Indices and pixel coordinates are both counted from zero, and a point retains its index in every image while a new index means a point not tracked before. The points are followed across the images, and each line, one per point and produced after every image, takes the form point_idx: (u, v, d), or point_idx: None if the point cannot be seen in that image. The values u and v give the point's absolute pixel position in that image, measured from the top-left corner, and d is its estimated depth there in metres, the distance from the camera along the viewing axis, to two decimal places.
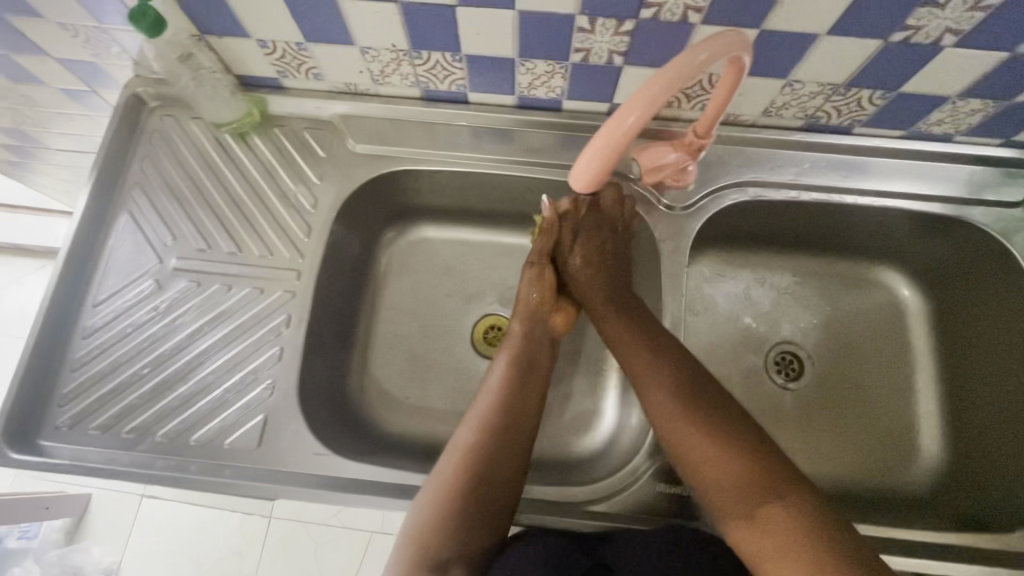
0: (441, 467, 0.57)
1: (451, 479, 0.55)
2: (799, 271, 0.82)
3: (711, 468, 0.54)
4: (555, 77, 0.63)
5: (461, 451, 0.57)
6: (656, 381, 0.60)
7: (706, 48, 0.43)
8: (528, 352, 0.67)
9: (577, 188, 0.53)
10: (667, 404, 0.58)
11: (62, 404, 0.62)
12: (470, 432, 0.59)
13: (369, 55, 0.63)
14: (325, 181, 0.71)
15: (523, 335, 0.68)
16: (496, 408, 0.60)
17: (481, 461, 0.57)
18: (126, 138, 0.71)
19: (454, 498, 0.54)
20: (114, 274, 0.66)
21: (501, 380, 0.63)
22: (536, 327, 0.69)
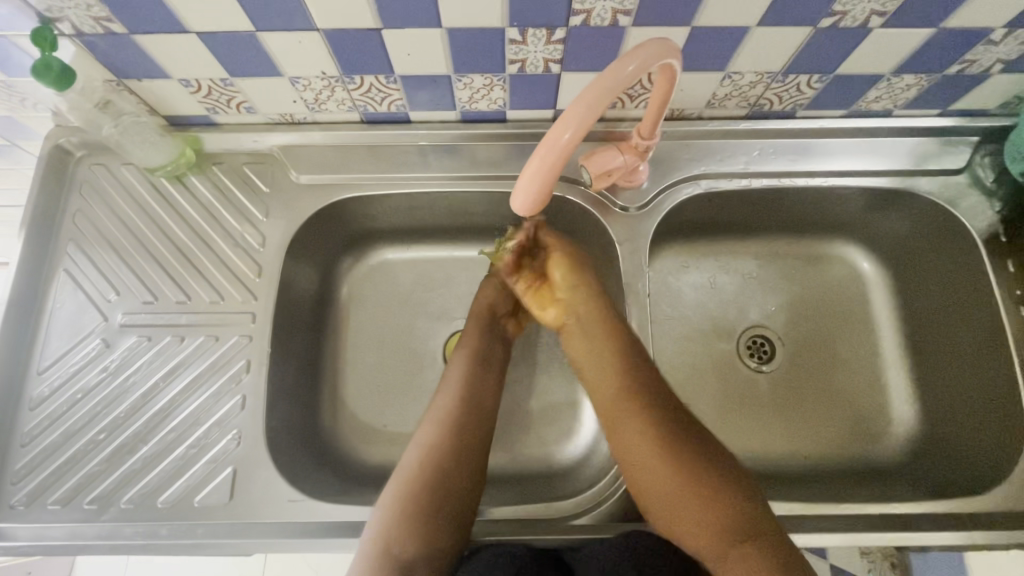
0: (404, 463, 0.56)
1: (412, 473, 0.55)
2: (760, 254, 0.83)
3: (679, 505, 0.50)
4: (494, 89, 0.62)
5: (425, 446, 0.57)
6: (632, 411, 0.56)
7: (635, 59, 0.43)
8: (484, 350, 0.67)
9: (520, 206, 0.50)
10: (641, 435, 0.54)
11: (14, 482, 0.58)
12: (433, 427, 0.59)
13: (300, 85, 0.61)
14: (271, 217, 0.68)
15: (478, 335, 0.68)
16: (458, 404, 0.61)
17: (444, 455, 0.56)
18: (54, 193, 0.67)
19: (417, 494, 0.54)
20: (57, 338, 0.63)
21: (460, 378, 0.63)
22: (491, 328, 0.69)
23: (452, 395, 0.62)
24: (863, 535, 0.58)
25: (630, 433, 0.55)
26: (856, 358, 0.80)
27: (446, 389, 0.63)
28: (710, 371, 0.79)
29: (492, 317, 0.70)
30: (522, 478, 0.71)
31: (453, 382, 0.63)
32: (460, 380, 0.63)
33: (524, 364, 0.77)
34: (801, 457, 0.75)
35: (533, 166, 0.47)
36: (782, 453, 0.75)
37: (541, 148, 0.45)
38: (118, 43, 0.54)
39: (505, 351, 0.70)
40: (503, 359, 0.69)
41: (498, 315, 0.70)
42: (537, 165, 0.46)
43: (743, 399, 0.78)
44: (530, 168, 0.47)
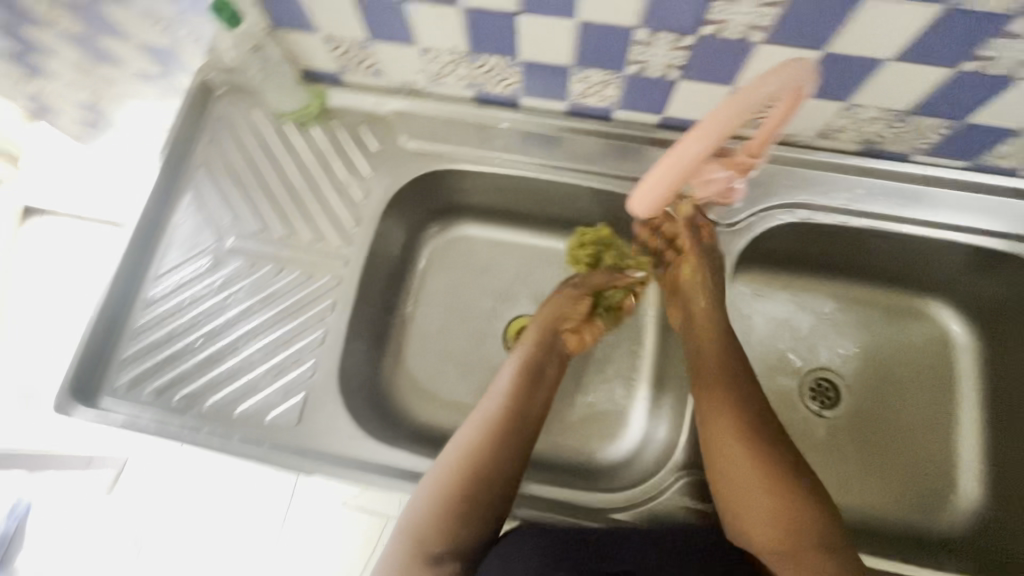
0: (444, 460, 0.59)
1: (450, 472, 0.58)
2: (842, 297, 0.81)
3: (761, 513, 0.54)
4: (609, 86, 0.64)
5: (458, 455, 0.59)
6: (719, 391, 0.61)
7: (766, 87, 0.46)
8: (534, 370, 0.66)
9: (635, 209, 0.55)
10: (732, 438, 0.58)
11: (121, 367, 0.66)
12: (467, 436, 0.60)
13: (429, 56, 0.65)
14: (376, 174, 0.73)
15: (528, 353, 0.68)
16: (496, 419, 0.61)
17: (477, 467, 0.58)
18: (193, 121, 0.75)
19: (451, 491, 0.57)
20: (175, 249, 0.70)
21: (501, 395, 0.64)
22: (545, 342, 0.69)
23: (494, 409, 0.62)
24: None
25: (721, 433, 0.58)
26: (928, 422, 0.76)
27: (495, 392, 0.64)
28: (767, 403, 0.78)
29: (553, 331, 0.70)
30: (561, 466, 0.73)
31: (497, 395, 0.64)
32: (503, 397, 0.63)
33: (581, 359, 0.78)
34: (853, 510, 0.73)
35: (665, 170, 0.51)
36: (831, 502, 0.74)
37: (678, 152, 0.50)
38: None
39: (558, 369, 0.70)
40: (554, 380, 0.69)
41: (561, 327, 0.70)
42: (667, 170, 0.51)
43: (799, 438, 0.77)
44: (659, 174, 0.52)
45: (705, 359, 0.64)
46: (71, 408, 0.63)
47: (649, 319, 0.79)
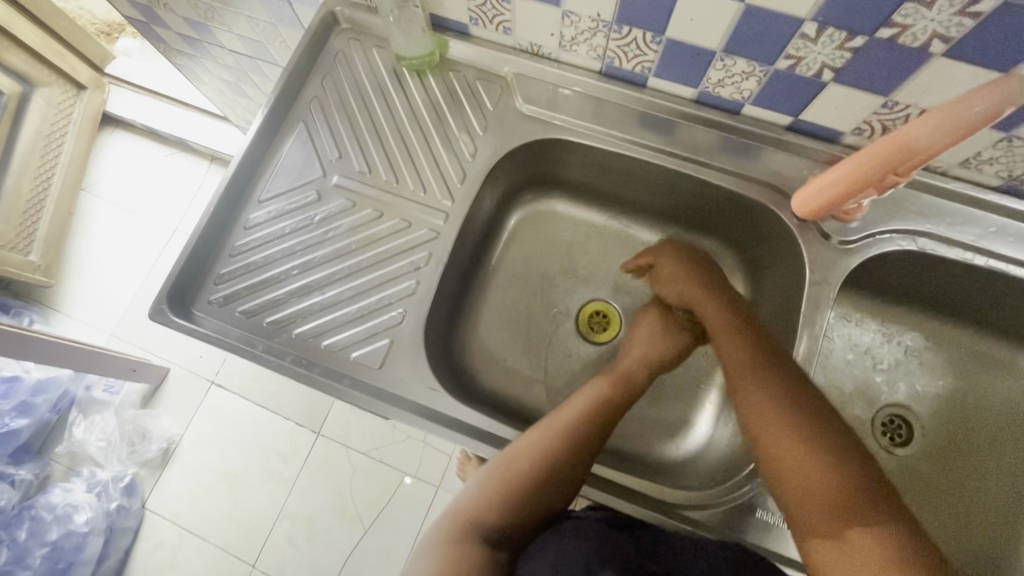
0: (501, 457, 0.58)
1: (500, 475, 0.56)
2: (933, 336, 0.78)
3: (805, 477, 0.48)
4: (749, 79, 0.61)
5: (508, 464, 0.57)
6: (754, 375, 0.55)
7: (979, 100, 0.45)
8: (615, 407, 0.61)
9: (799, 208, 0.62)
10: (767, 408, 0.52)
11: (217, 283, 0.67)
12: (518, 450, 0.57)
13: (568, 20, 0.63)
14: (487, 134, 0.72)
15: (614, 387, 0.63)
16: (554, 445, 0.57)
17: (524, 483, 0.56)
18: (314, 53, 0.75)
19: (500, 494, 0.56)
20: (282, 178, 0.71)
21: (567, 422, 0.59)
22: (637, 381, 0.64)
23: (550, 434, 0.58)
24: None
25: (760, 412, 0.53)
26: (1011, 477, 0.73)
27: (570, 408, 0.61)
28: None
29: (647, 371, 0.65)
30: (620, 455, 0.72)
31: (568, 414, 0.60)
32: (568, 425, 0.59)
33: None
34: None
35: (839, 172, 0.56)
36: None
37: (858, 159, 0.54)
38: None
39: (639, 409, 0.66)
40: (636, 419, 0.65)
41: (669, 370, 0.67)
42: (840, 173, 0.56)
43: None
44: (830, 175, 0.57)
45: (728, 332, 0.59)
46: (167, 314, 0.64)
47: None
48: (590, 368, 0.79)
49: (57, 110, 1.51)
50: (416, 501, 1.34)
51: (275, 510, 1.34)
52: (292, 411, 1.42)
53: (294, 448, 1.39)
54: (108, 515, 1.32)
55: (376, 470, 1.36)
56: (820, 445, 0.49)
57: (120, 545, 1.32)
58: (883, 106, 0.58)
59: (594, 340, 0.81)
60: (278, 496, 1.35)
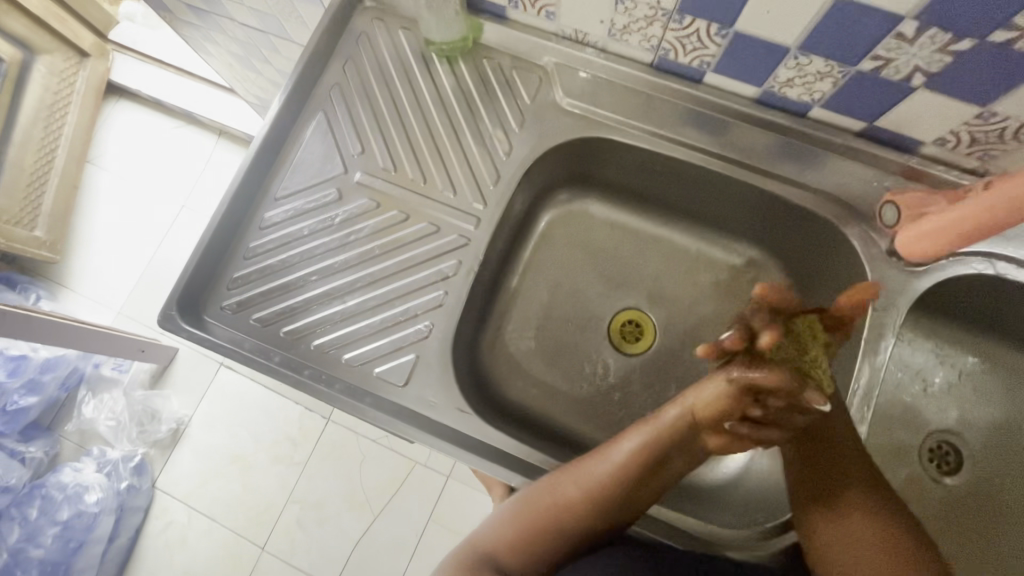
0: (525, 497, 0.55)
1: (527, 514, 0.54)
2: (991, 360, 0.73)
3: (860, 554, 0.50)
4: (823, 80, 0.55)
5: (535, 512, 0.54)
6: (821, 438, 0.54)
7: None
8: (647, 469, 0.53)
9: (906, 249, 0.58)
10: (857, 519, 0.51)
11: (230, 287, 0.63)
12: (546, 500, 0.54)
13: (622, 7, 0.56)
14: (523, 130, 0.66)
15: (651, 443, 0.53)
16: (585, 500, 0.53)
17: (548, 533, 0.54)
18: (335, 34, 0.68)
19: (522, 534, 0.54)
20: (300, 173, 0.65)
21: (597, 483, 0.53)
22: (683, 437, 0.52)
23: (579, 491, 0.53)
24: None
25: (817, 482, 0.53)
26: None
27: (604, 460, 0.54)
28: (880, 454, 0.72)
29: (694, 425, 0.52)
30: None
31: (606, 466, 0.53)
32: (595, 488, 0.53)
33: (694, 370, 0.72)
34: None
35: (961, 213, 0.53)
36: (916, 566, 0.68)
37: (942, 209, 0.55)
38: None
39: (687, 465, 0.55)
40: (678, 477, 0.55)
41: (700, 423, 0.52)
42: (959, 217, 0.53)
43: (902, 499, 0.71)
44: (946, 219, 0.54)
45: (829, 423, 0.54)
46: (178, 321, 0.59)
47: None
48: (621, 382, 0.75)
49: (59, 78, 1.44)
50: (426, 493, 1.31)
51: (284, 495, 1.33)
52: (303, 398, 1.39)
53: (304, 435, 1.37)
54: (118, 495, 1.31)
55: (386, 460, 1.33)
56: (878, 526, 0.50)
57: (130, 524, 1.32)
58: (977, 116, 0.51)
59: (626, 351, 0.76)
60: (288, 483, 1.34)
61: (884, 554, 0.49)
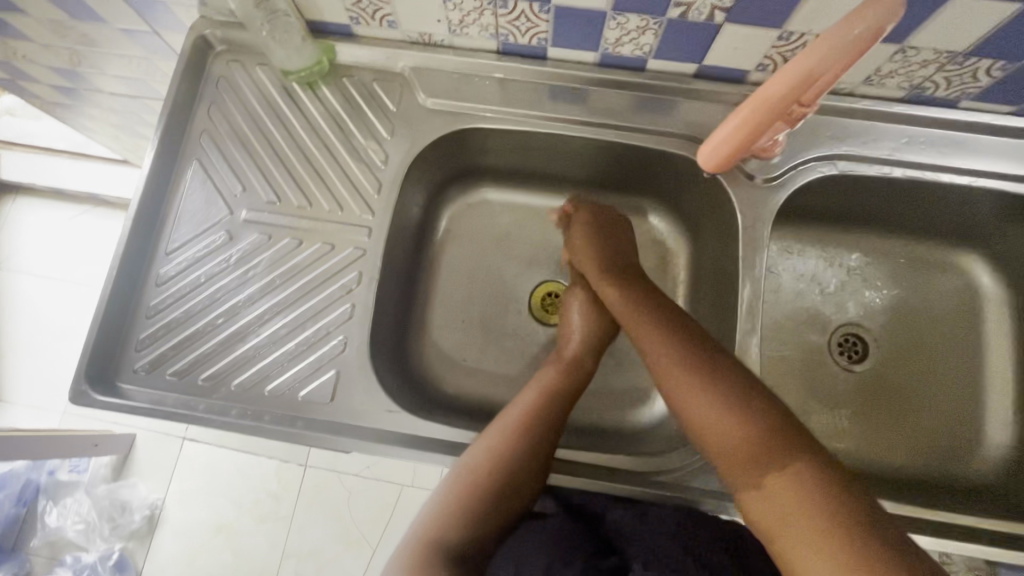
0: (459, 463, 0.57)
1: (472, 463, 0.56)
2: (871, 251, 0.79)
3: (715, 423, 0.50)
4: (645, 33, 0.60)
5: (476, 470, 0.56)
6: (650, 333, 0.59)
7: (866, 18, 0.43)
8: (560, 394, 0.62)
9: (707, 158, 0.59)
10: (694, 388, 0.53)
11: (139, 349, 0.63)
12: (485, 454, 0.57)
13: (451, 3, 0.60)
14: (395, 136, 0.69)
15: (561, 376, 0.64)
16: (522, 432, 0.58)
17: (493, 488, 0.55)
18: (192, 83, 0.69)
19: (470, 488, 0.55)
20: (186, 223, 0.66)
21: (523, 417, 0.59)
22: (580, 369, 0.66)
23: (513, 432, 0.58)
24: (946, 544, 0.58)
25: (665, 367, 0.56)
26: (954, 366, 0.76)
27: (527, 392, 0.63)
28: (798, 358, 0.78)
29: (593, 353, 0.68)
30: (592, 430, 0.72)
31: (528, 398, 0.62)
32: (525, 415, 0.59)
33: None
34: (877, 462, 0.73)
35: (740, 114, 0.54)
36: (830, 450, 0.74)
37: (805, 56, 0.46)
38: None
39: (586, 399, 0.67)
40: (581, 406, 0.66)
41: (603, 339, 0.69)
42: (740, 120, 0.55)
43: (826, 395, 0.77)
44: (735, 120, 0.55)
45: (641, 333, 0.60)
46: (91, 394, 0.60)
47: (680, 284, 0.77)
48: (551, 351, 0.78)
49: None
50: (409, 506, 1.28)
51: (277, 552, 1.30)
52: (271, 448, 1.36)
53: (282, 487, 1.34)
54: None
55: (371, 491, 1.33)
56: (722, 391, 0.51)
57: None
58: (779, 38, 0.57)
59: (549, 321, 0.79)
60: (277, 539, 1.31)
61: (721, 415, 0.50)
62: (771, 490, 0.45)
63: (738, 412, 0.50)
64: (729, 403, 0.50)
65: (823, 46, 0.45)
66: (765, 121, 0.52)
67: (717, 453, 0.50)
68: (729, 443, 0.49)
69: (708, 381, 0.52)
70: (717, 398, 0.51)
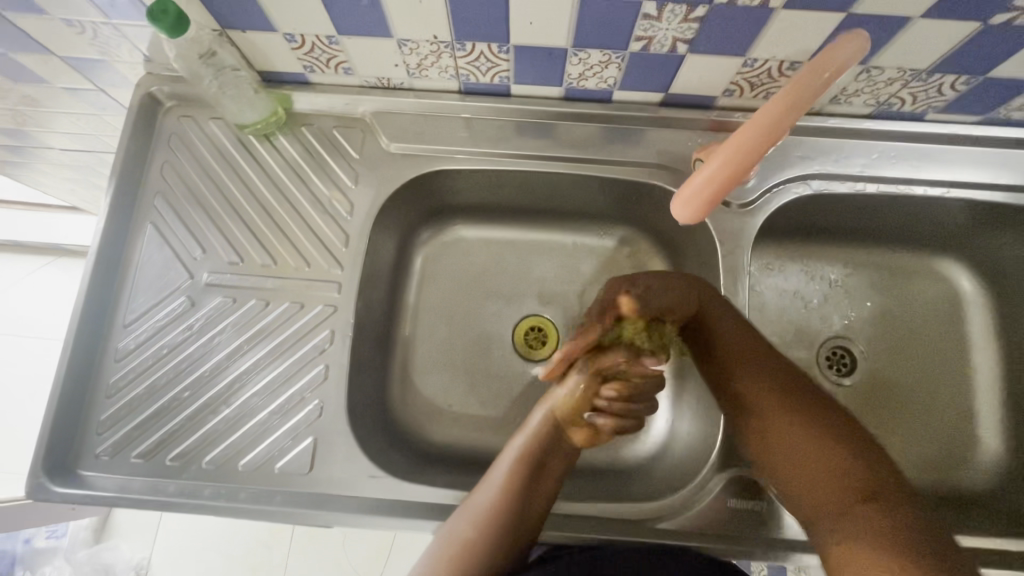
0: (440, 536, 0.53)
1: (450, 542, 0.52)
2: (852, 262, 0.79)
3: (812, 460, 0.52)
4: (609, 67, 0.58)
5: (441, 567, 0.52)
6: (738, 363, 0.58)
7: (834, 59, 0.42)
8: (526, 468, 0.56)
9: (681, 212, 0.51)
10: (791, 424, 0.53)
11: (100, 431, 0.59)
12: (450, 547, 0.52)
13: (407, 48, 0.58)
14: (360, 184, 0.66)
15: (531, 443, 0.58)
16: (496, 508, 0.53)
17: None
18: (142, 142, 0.66)
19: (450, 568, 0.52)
20: (143, 292, 0.63)
21: (487, 505, 0.54)
22: (551, 434, 0.59)
23: (474, 522, 0.53)
24: None
25: (757, 398, 0.56)
26: (942, 374, 0.76)
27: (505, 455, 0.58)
28: None
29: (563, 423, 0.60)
30: (587, 471, 0.69)
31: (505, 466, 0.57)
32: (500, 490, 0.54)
33: None
34: None
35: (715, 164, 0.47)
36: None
37: (797, 84, 0.42)
38: None
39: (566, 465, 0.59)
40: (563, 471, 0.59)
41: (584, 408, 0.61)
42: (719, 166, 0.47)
43: None
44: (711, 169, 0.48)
45: (731, 364, 0.58)
46: (49, 487, 0.56)
47: None
48: (538, 390, 0.75)
49: None
50: (411, 547, 1.20)
51: None
52: None
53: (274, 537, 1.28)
54: None
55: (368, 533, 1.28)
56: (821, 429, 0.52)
57: None
58: (744, 65, 0.56)
59: (534, 357, 0.77)
60: None
61: (817, 452, 0.52)
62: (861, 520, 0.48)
63: (834, 445, 0.51)
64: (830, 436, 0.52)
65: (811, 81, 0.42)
66: (746, 164, 0.46)
67: (802, 486, 0.52)
68: (823, 477, 0.51)
69: (806, 419, 0.53)
70: (821, 437, 0.52)
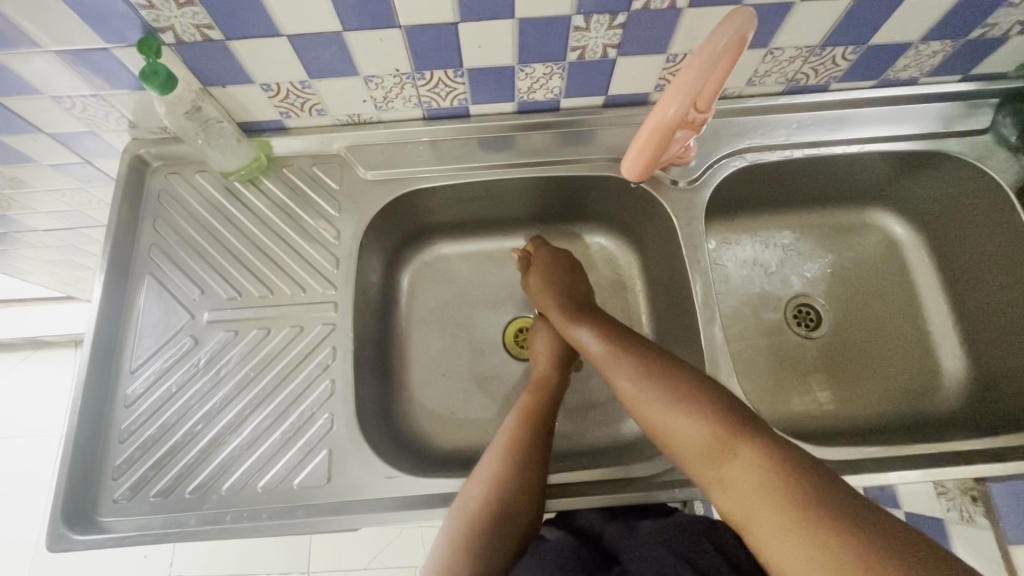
0: (457, 509, 0.55)
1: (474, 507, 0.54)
2: (797, 226, 0.87)
3: (680, 432, 0.53)
4: (553, 77, 0.66)
5: (466, 511, 0.54)
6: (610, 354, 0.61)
7: (725, 31, 0.49)
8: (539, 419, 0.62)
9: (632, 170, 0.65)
10: (651, 399, 0.55)
11: (116, 476, 0.60)
12: (479, 490, 0.55)
13: (372, 83, 0.65)
14: (343, 212, 0.71)
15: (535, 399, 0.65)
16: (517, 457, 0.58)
17: (490, 526, 0.53)
18: (133, 200, 0.70)
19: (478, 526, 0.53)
20: (148, 338, 0.66)
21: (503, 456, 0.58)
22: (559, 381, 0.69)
23: (501, 465, 0.57)
24: (941, 472, 0.60)
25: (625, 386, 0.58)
26: (895, 312, 0.83)
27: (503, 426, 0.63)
28: (761, 337, 0.82)
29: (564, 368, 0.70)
30: (592, 451, 0.73)
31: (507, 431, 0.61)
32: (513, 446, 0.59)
33: None
34: (855, 415, 0.78)
35: (645, 139, 0.60)
36: (812, 414, 0.78)
37: (690, 68, 0.51)
38: (206, 49, 0.58)
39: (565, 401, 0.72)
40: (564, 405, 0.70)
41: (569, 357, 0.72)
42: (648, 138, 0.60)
43: (796, 365, 0.81)
44: (640, 145, 0.61)
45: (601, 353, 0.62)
46: (71, 536, 0.56)
47: (638, 292, 0.82)
48: None
49: None
50: None
51: None
52: (268, 561, 1.22)
53: None
54: None
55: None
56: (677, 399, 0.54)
57: None
58: (666, 61, 0.65)
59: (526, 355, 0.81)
60: None
61: (681, 419, 0.53)
62: (735, 481, 0.48)
63: (692, 411, 0.53)
64: (690, 406, 0.53)
65: (695, 65, 0.51)
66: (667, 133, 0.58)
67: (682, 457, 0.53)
68: (692, 446, 0.52)
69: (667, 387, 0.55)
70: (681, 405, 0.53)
